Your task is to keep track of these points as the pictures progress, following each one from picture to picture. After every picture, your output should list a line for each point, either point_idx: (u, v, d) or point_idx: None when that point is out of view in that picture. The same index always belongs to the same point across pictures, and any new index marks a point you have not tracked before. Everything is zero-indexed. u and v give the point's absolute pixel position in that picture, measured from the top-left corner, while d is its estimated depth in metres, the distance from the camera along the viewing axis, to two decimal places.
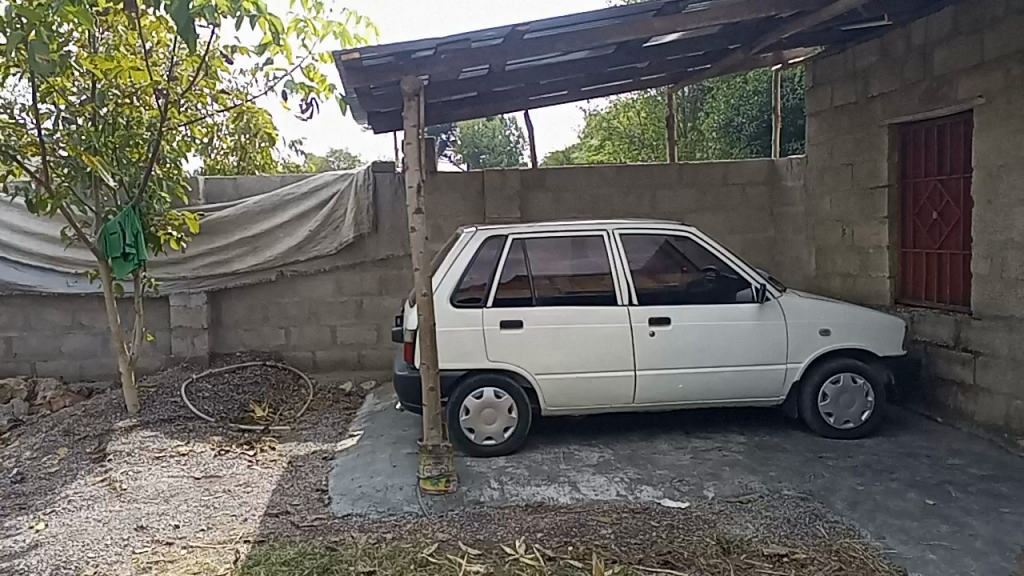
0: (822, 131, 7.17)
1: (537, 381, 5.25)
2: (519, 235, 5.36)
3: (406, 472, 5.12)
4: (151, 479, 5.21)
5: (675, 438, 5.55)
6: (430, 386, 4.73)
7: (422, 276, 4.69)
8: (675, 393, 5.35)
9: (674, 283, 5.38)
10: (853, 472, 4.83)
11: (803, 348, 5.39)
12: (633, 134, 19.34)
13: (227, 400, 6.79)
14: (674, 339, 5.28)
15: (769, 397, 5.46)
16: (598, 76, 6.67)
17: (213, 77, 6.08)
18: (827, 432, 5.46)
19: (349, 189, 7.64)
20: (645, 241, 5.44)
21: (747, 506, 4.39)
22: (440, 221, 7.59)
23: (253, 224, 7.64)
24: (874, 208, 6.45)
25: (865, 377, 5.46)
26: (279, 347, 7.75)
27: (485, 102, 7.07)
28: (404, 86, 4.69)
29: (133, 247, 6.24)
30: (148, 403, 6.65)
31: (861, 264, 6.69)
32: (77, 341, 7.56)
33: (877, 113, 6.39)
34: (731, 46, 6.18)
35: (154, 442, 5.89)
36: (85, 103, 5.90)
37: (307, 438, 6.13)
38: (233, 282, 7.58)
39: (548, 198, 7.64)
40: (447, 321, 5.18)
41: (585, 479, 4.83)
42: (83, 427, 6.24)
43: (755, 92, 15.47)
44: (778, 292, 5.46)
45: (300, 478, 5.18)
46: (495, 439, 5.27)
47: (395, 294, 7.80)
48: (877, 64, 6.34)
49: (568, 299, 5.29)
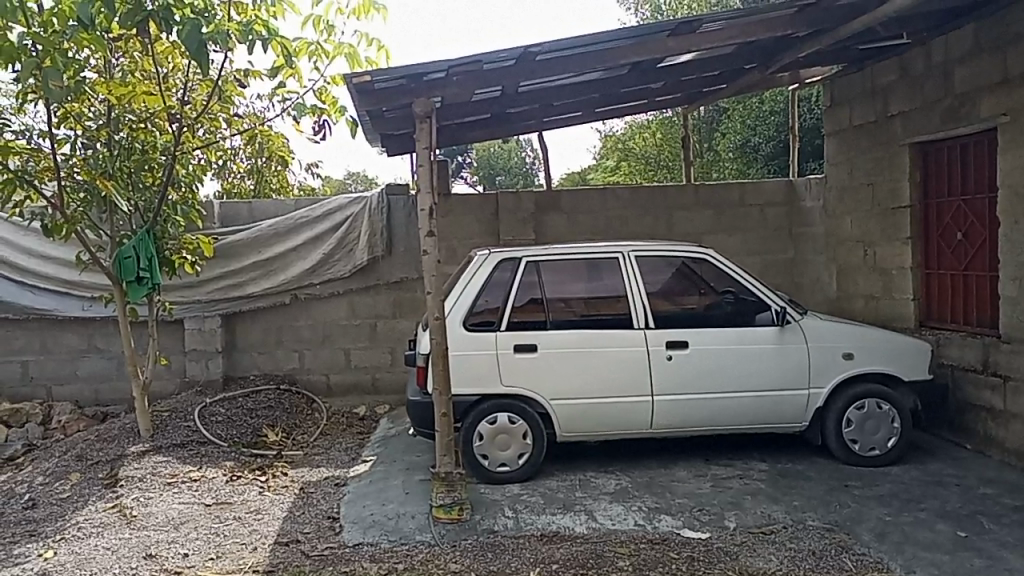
0: (841, 151, 7.06)
1: (552, 407, 5.15)
2: (534, 257, 5.29)
3: (419, 500, 5.02)
4: (162, 506, 5.16)
5: (694, 465, 5.41)
6: (442, 411, 4.64)
7: (434, 299, 4.63)
8: (694, 419, 5.22)
9: (692, 306, 5.27)
10: (880, 501, 4.66)
11: (826, 372, 5.25)
12: (649, 155, 19.33)
13: (240, 425, 6.74)
14: (692, 363, 5.16)
15: (791, 423, 5.32)
16: (612, 97, 6.63)
17: (228, 101, 6.11)
18: (851, 459, 5.30)
19: (363, 212, 7.63)
20: (661, 263, 5.35)
21: (770, 537, 4.25)
22: (454, 244, 7.54)
23: (267, 247, 7.64)
24: (896, 228, 6.32)
25: (891, 402, 5.31)
26: (293, 371, 7.71)
27: (499, 125, 7.05)
28: (415, 108, 4.66)
29: (148, 270, 6.25)
30: (161, 428, 6.61)
31: (884, 285, 6.55)
32: (92, 365, 7.57)
33: (897, 133, 6.28)
34: (748, 66, 6.12)
35: (166, 467, 5.84)
36: (101, 128, 5.96)
37: (320, 463, 6.06)
38: (247, 306, 7.57)
39: (563, 220, 7.58)
40: (460, 345, 5.11)
41: (602, 508, 4.70)
42: (96, 452, 6.21)
43: (772, 112, 15.41)
44: (798, 315, 5.34)
45: (312, 506, 5.10)
46: (509, 466, 5.16)
47: (409, 317, 7.74)
48: (897, 83, 6.25)
49: (583, 322, 5.20)
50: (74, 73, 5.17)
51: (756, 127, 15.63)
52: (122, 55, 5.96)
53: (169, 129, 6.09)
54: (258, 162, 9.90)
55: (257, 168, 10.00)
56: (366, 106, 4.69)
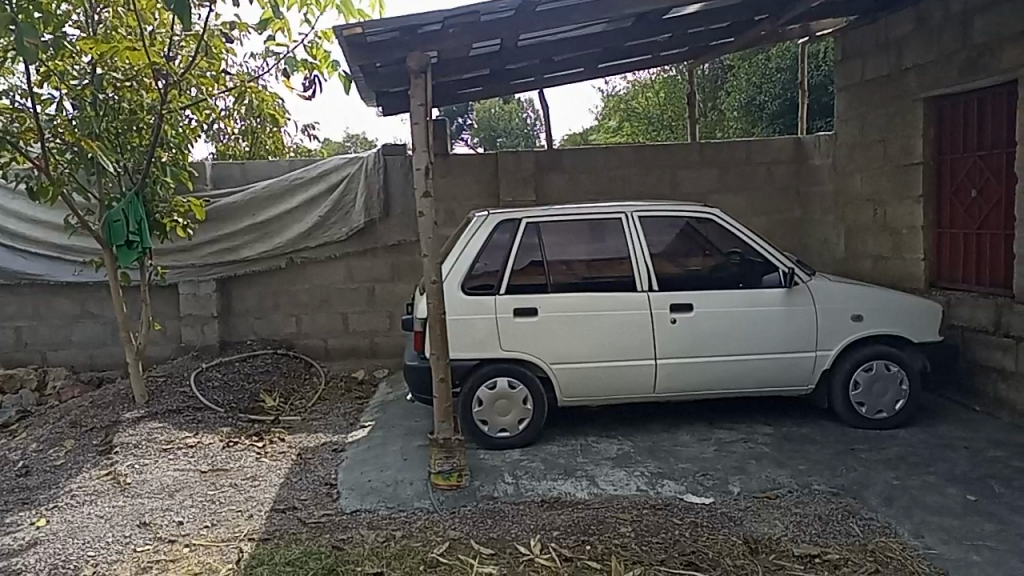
0: (852, 107, 6.83)
1: (553, 371, 5.03)
2: (534, 219, 5.13)
3: (418, 466, 4.94)
4: (157, 473, 5.08)
5: (698, 429, 5.31)
6: (440, 377, 4.52)
7: (432, 262, 4.47)
8: (698, 382, 5.11)
9: (698, 267, 5.12)
10: (887, 465, 4.57)
11: (834, 335, 5.12)
12: (652, 115, 19.00)
13: (237, 390, 6.65)
14: (697, 326, 5.03)
15: (798, 386, 5.20)
16: (615, 51, 6.38)
17: (216, 58, 5.88)
18: (858, 422, 5.20)
19: (359, 172, 7.43)
20: (665, 223, 5.18)
21: (775, 502, 4.16)
22: (452, 205, 7.36)
23: (262, 209, 7.47)
24: (908, 186, 6.14)
25: (899, 364, 5.19)
26: (290, 336, 7.60)
27: (499, 81, 6.81)
28: (410, 62, 4.44)
29: (137, 234, 6.09)
30: (157, 394, 6.53)
31: (894, 245, 6.38)
32: (87, 330, 7.46)
33: (911, 86, 6.05)
34: (757, 16, 5.87)
35: (161, 433, 5.77)
36: (85, 87, 5.68)
37: (318, 429, 5.97)
38: (242, 271, 7.44)
39: (564, 179, 7.38)
40: (458, 309, 4.97)
41: (603, 473, 4.61)
42: (91, 418, 6.14)
43: (778, 69, 15.04)
44: (806, 276, 5.18)
45: (309, 472, 5.02)
46: (509, 431, 5.07)
47: (408, 280, 7.60)
48: (913, 34, 5.99)
49: (585, 285, 5.06)
50: (53, 26, 4.94)
51: (762, 85, 15.29)
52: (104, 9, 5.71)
53: (154, 86, 5.87)
54: (252, 123, 9.68)
55: (252, 129, 9.77)
56: (359, 60, 4.46)
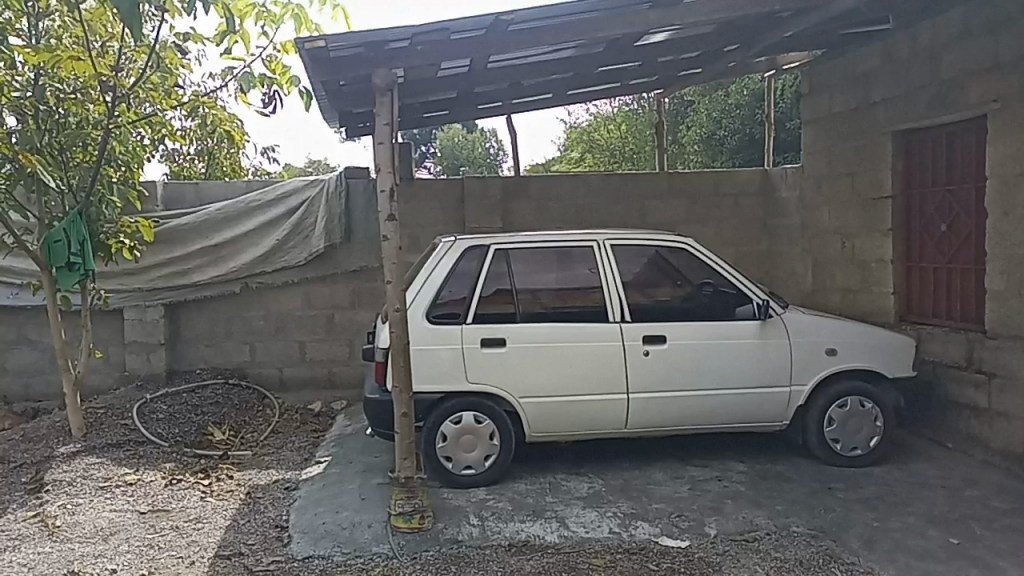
0: (819, 140, 6.85)
1: (521, 405, 4.80)
2: (502, 245, 4.93)
3: (377, 506, 4.63)
4: (91, 514, 4.68)
5: (670, 467, 5.12)
6: (402, 411, 4.24)
7: (395, 289, 4.23)
8: (671, 417, 4.92)
9: (671, 297, 4.97)
10: (865, 505, 4.43)
11: (809, 369, 5.00)
12: (615, 147, 19.14)
13: (183, 423, 6.25)
14: (671, 359, 4.86)
15: (772, 422, 5.06)
16: (585, 77, 6.27)
17: (171, 72, 5.59)
18: (832, 459, 5.07)
19: (319, 195, 7.17)
20: (638, 252, 5.03)
21: (754, 546, 3.97)
22: (416, 231, 7.14)
23: (216, 232, 7.15)
24: (877, 220, 6.13)
25: (873, 400, 5.09)
26: (243, 364, 7.23)
27: (465, 105, 6.65)
28: (375, 79, 4.24)
29: (79, 256, 5.70)
30: (95, 427, 6.10)
31: (863, 278, 6.35)
32: (23, 358, 6.98)
33: (879, 120, 6.07)
34: (729, 47, 5.83)
35: (98, 470, 5.36)
36: (27, 98, 5.33)
37: (270, 465, 5.62)
38: (193, 296, 7.08)
39: (531, 207, 7.22)
40: (422, 339, 4.73)
41: (574, 514, 4.37)
42: (20, 453, 5.69)
43: (737, 105, 15.24)
44: (781, 309, 5.08)
45: (258, 513, 4.68)
46: (474, 469, 4.81)
47: (369, 308, 7.31)
48: (879, 69, 6.03)
49: (555, 316, 4.86)
50: None
51: (722, 120, 15.48)
52: (49, 17, 5.39)
53: (102, 99, 5.54)
54: (208, 142, 9.39)
55: (208, 150, 9.51)
56: (321, 76, 4.23)
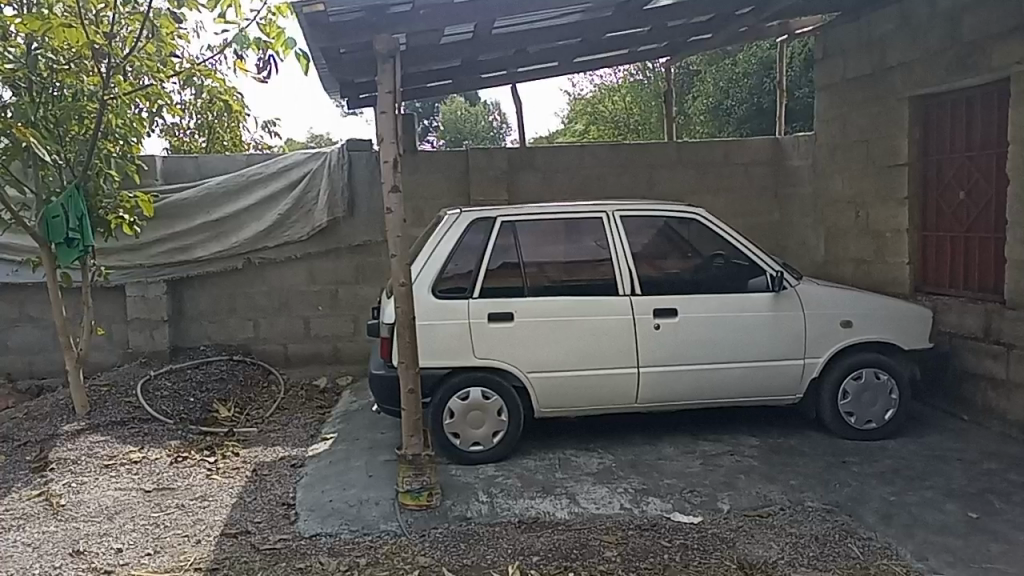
0: (833, 107, 6.67)
1: (529, 381, 4.71)
2: (509, 217, 4.81)
3: (384, 483, 4.57)
4: (95, 493, 4.64)
5: (681, 442, 5.04)
6: (409, 387, 4.16)
7: (400, 263, 4.12)
8: (682, 392, 4.83)
9: (683, 269, 4.85)
10: (881, 480, 4.35)
11: (823, 342, 4.90)
12: (619, 118, 18.89)
13: (187, 400, 6.19)
14: (682, 332, 4.76)
15: (786, 396, 4.96)
16: (592, 44, 6.09)
17: (166, 41, 5.42)
18: (846, 432, 4.99)
19: (322, 168, 7.04)
20: (648, 223, 4.90)
21: (769, 522, 3.90)
22: (420, 204, 7.01)
23: (217, 207, 7.03)
24: (892, 188, 5.98)
25: (888, 372, 4.99)
26: (247, 341, 7.15)
27: (468, 74, 6.48)
28: (376, 46, 4.10)
29: (78, 231, 5.60)
30: (99, 404, 6.04)
31: (877, 248, 6.23)
32: (25, 335, 6.92)
33: (895, 85, 5.89)
34: (742, 10, 5.64)
35: (103, 448, 5.32)
36: (19, 69, 5.19)
37: (275, 442, 5.57)
38: (195, 272, 6.99)
39: (537, 178, 7.07)
40: (428, 313, 4.63)
41: (584, 491, 4.30)
42: (25, 432, 5.64)
43: (745, 73, 14.95)
44: (795, 280, 4.96)
45: (264, 491, 4.62)
46: (482, 445, 4.74)
47: (373, 283, 7.21)
48: (897, 32, 5.84)
49: (563, 289, 4.75)
50: None
51: (729, 89, 15.21)
52: None
53: (96, 70, 5.40)
54: (206, 114, 9.26)
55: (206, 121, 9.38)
56: (319, 42, 4.08)
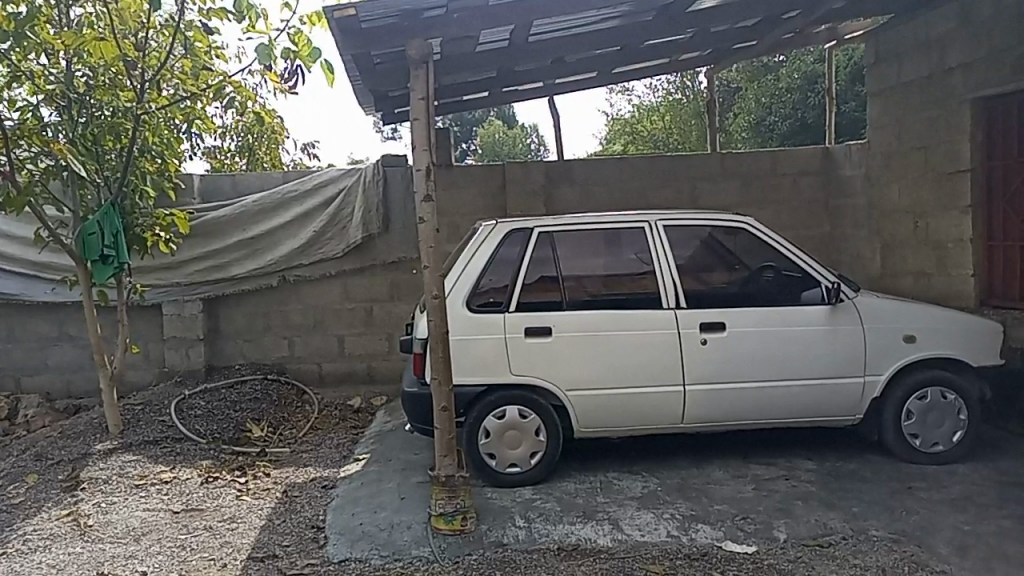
0: (887, 113, 6.38)
1: (568, 399, 4.48)
2: (547, 228, 4.63)
3: (416, 506, 4.37)
4: (123, 513, 4.53)
5: (731, 465, 4.74)
6: (442, 405, 3.96)
7: (433, 274, 3.94)
8: (731, 412, 4.54)
9: (730, 281, 4.60)
10: (952, 507, 3.99)
11: (884, 358, 4.57)
12: (658, 138, 18.64)
13: (221, 419, 6.10)
14: (730, 347, 4.49)
15: (844, 417, 4.63)
16: (632, 52, 5.92)
17: (201, 56, 5.41)
18: (911, 456, 4.63)
19: (357, 184, 6.94)
20: (694, 232, 4.67)
21: (831, 553, 3.58)
22: (456, 220, 6.87)
23: (253, 224, 6.98)
24: (955, 196, 5.68)
25: (956, 391, 4.62)
26: (282, 360, 7.07)
27: (505, 86, 6.36)
28: (410, 52, 3.90)
29: (113, 248, 5.57)
30: (133, 423, 5.99)
31: (938, 260, 5.94)
32: (64, 354, 6.94)
33: (956, 87, 5.60)
34: (789, 12, 5.42)
35: (134, 468, 5.23)
36: (56, 85, 5.21)
37: (307, 462, 5.42)
38: (231, 290, 6.94)
39: (575, 193, 6.88)
40: (462, 328, 4.45)
41: (628, 516, 4.04)
42: (58, 450, 5.60)
43: (788, 89, 14.58)
44: (852, 292, 4.65)
45: (294, 513, 4.46)
46: (520, 466, 4.51)
47: (408, 301, 7.07)
48: (956, 31, 5.56)
49: (603, 302, 4.53)
50: None
51: (772, 105, 14.86)
52: (80, 3, 5.23)
53: (131, 87, 5.40)
54: (244, 129, 9.30)
55: (244, 133, 9.42)
56: (352, 49, 3.94)
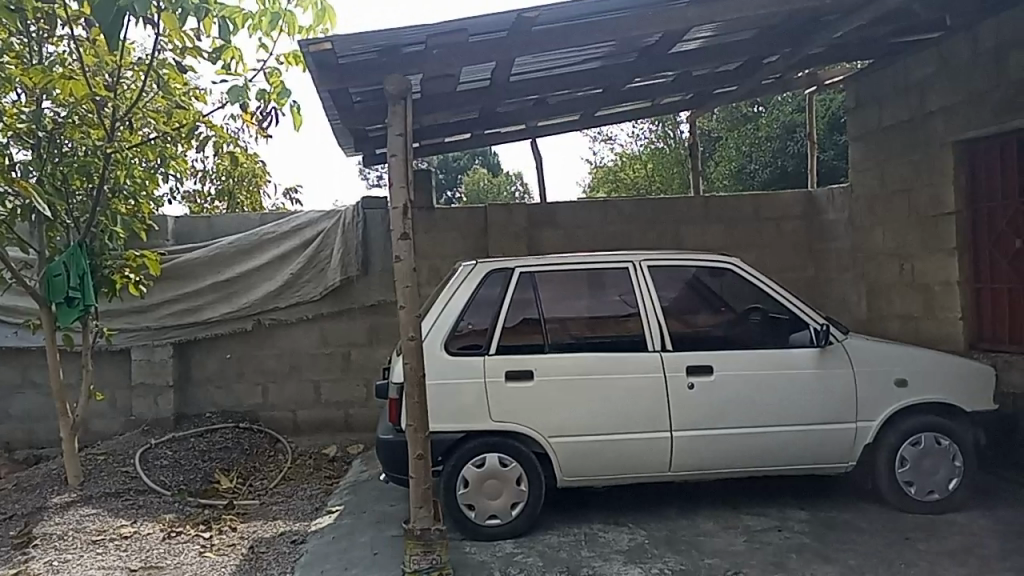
0: (869, 157, 6.39)
1: (551, 446, 4.29)
2: (528, 268, 4.50)
3: (390, 562, 4.12)
4: (76, 572, 4.24)
5: (721, 516, 4.54)
6: (417, 453, 3.76)
7: (409, 315, 3.78)
8: (720, 459, 4.37)
9: (715, 324, 4.48)
10: (953, 560, 3.81)
11: (876, 403, 4.44)
12: (640, 186, 18.77)
13: (189, 470, 5.82)
14: (718, 392, 4.34)
15: (836, 464, 4.47)
16: (614, 94, 5.91)
17: (175, 95, 5.32)
18: (906, 505, 4.46)
19: (336, 227, 6.81)
20: (679, 274, 4.56)
21: None
22: (437, 262, 6.74)
23: (228, 267, 6.80)
24: (939, 238, 5.65)
25: (951, 437, 4.48)
26: (255, 407, 6.82)
27: (487, 128, 6.31)
28: (388, 86, 3.80)
29: (78, 290, 5.37)
30: (94, 475, 5.69)
31: (925, 303, 5.87)
32: (27, 402, 6.65)
33: (937, 130, 5.62)
34: (770, 57, 5.44)
35: (93, 522, 4.94)
36: (25, 122, 5.08)
37: (277, 515, 5.15)
38: (203, 334, 6.72)
39: (558, 235, 6.80)
40: (440, 372, 4.27)
41: (614, 572, 3.81)
42: (12, 504, 5.29)
43: (768, 137, 14.76)
44: (841, 335, 4.54)
45: (259, 570, 4.19)
46: (500, 518, 4.29)
47: (388, 345, 6.89)
48: (935, 75, 5.60)
49: (587, 345, 4.39)
50: None
51: (752, 153, 15.04)
52: (52, 42, 5.14)
53: (102, 124, 5.28)
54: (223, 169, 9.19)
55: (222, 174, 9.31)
56: (329, 84, 3.91)
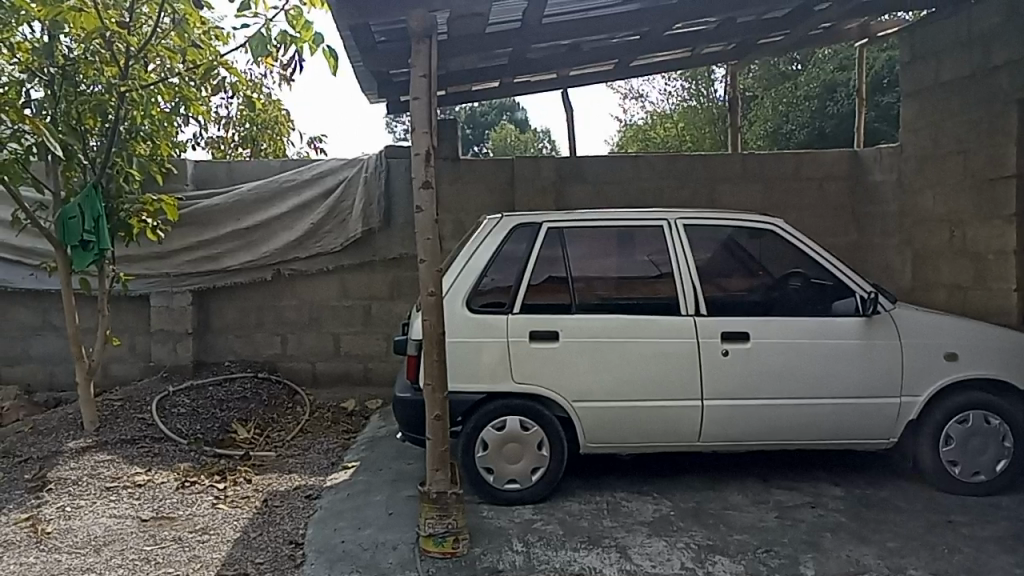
0: (923, 115, 5.99)
1: (575, 411, 4.10)
2: (557, 224, 4.25)
3: (405, 523, 4.00)
4: (88, 519, 4.17)
5: (751, 489, 4.34)
6: (435, 414, 3.58)
7: (430, 269, 3.56)
8: (753, 431, 4.15)
9: (754, 289, 4.21)
10: (1000, 546, 3.59)
11: (922, 377, 4.17)
12: (671, 145, 18.26)
13: (205, 419, 5.75)
14: (754, 360, 4.10)
15: (876, 440, 4.23)
16: (653, 41, 5.56)
17: (192, 32, 5.07)
18: (948, 485, 4.22)
19: (358, 176, 6.58)
20: (717, 234, 4.28)
21: None
22: (461, 215, 6.50)
23: (248, 214, 6.63)
24: (997, 204, 5.29)
25: (1001, 416, 4.20)
26: (274, 357, 6.72)
27: (516, 75, 6.00)
28: (411, 22, 3.50)
29: (92, 234, 5.23)
30: (110, 421, 5.64)
31: (976, 273, 5.53)
32: (46, 344, 6.61)
33: (1002, 87, 5.21)
34: (822, 3, 5.05)
35: (108, 468, 4.88)
36: (37, 57, 4.89)
37: (292, 469, 5.05)
38: (222, 282, 6.59)
39: (587, 190, 6.51)
40: (461, 330, 4.08)
41: (637, 544, 3.64)
42: (28, 447, 5.26)
43: (807, 96, 14.17)
44: (889, 305, 4.26)
45: (272, 526, 4.09)
46: (519, 483, 4.13)
47: (409, 299, 6.71)
48: (1003, 26, 5.17)
49: (615, 307, 4.15)
50: None
51: (789, 113, 14.47)
52: None
53: (116, 61, 5.07)
54: (245, 112, 8.95)
55: (246, 117, 9.07)
56: (348, 17, 3.62)
